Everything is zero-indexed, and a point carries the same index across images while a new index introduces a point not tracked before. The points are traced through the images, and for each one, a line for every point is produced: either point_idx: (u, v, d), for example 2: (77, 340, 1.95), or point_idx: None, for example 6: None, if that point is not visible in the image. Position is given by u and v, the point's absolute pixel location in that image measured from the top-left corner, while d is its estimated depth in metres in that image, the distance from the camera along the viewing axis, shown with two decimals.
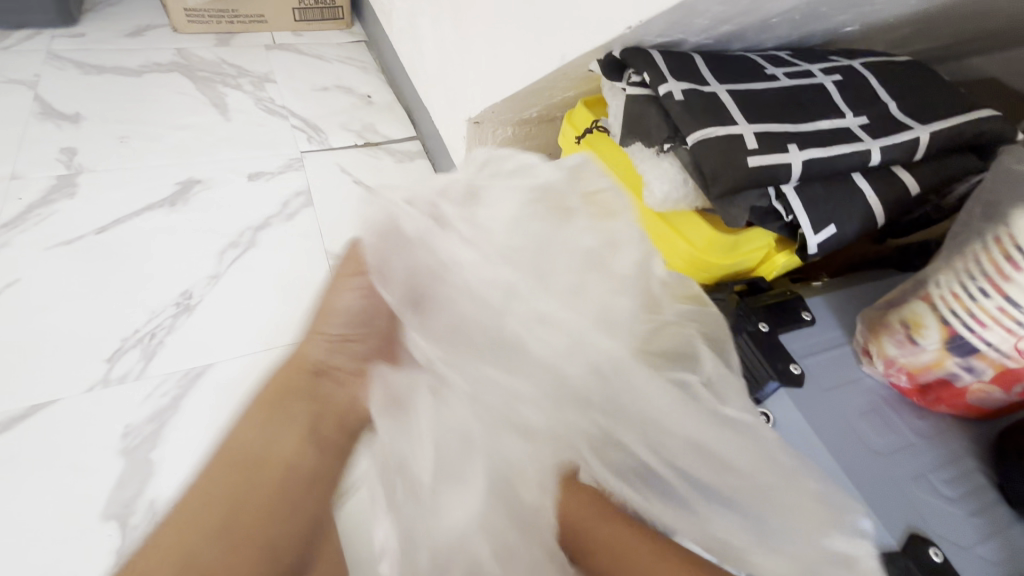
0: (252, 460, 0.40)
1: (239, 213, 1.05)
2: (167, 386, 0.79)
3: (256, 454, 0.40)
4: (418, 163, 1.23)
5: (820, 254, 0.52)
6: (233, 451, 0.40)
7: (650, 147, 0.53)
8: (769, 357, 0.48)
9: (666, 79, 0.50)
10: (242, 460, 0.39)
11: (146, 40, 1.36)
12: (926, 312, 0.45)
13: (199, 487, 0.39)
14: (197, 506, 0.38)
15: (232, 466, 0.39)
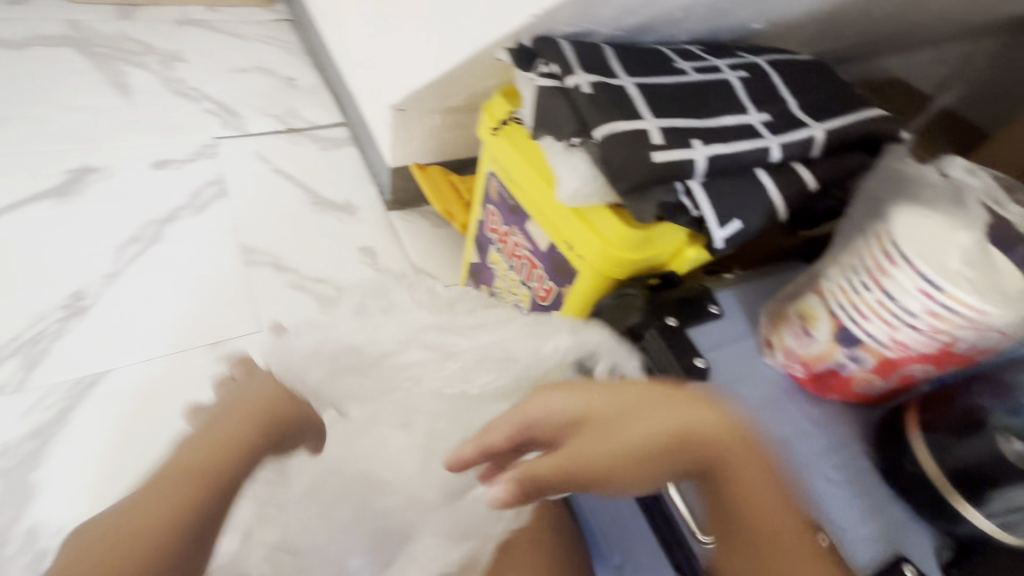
0: (193, 470, 0.39)
1: (141, 205, 0.96)
2: (52, 398, 0.71)
3: (197, 464, 0.39)
4: (345, 151, 1.17)
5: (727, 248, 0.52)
6: (177, 468, 0.39)
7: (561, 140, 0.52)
8: (676, 351, 0.49)
9: (574, 70, 0.49)
10: (186, 472, 0.38)
11: (30, 8, 1.21)
12: (818, 305, 0.47)
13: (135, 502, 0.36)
14: (133, 516, 0.35)
15: (177, 479, 0.38)
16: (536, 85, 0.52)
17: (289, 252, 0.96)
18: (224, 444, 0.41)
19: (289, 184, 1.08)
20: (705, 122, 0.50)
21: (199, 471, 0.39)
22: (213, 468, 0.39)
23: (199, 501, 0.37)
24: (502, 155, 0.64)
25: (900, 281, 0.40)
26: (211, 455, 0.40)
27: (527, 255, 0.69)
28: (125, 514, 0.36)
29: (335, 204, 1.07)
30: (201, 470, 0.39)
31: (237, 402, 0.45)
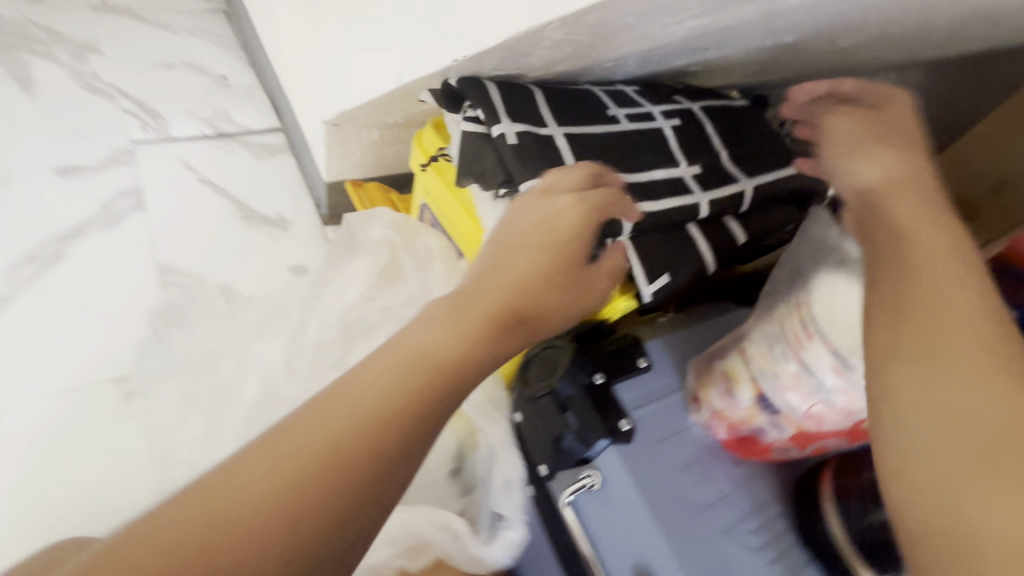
0: (385, 414, 0.30)
1: (41, 220, 0.87)
2: None
3: (386, 410, 0.31)
4: (280, 160, 1.08)
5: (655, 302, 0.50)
6: (371, 404, 0.31)
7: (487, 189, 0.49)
8: (600, 412, 0.48)
9: (500, 118, 0.48)
10: (359, 429, 0.29)
11: None
12: (743, 367, 0.46)
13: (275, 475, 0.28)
14: (255, 505, 0.27)
15: (346, 440, 0.29)
16: (462, 131, 0.50)
17: (213, 273, 0.90)
18: (366, 404, 0.30)
19: (216, 196, 1.00)
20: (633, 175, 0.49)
21: (364, 437, 0.29)
22: (406, 404, 0.31)
23: (348, 477, 0.28)
24: (434, 191, 0.61)
25: (815, 357, 0.40)
26: (400, 394, 0.31)
27: None
28: (240, 479, 0.27)
29: (267, 218, 1.00)
30: (405, 410, 0.31)
31: (461, 310, 0.35)
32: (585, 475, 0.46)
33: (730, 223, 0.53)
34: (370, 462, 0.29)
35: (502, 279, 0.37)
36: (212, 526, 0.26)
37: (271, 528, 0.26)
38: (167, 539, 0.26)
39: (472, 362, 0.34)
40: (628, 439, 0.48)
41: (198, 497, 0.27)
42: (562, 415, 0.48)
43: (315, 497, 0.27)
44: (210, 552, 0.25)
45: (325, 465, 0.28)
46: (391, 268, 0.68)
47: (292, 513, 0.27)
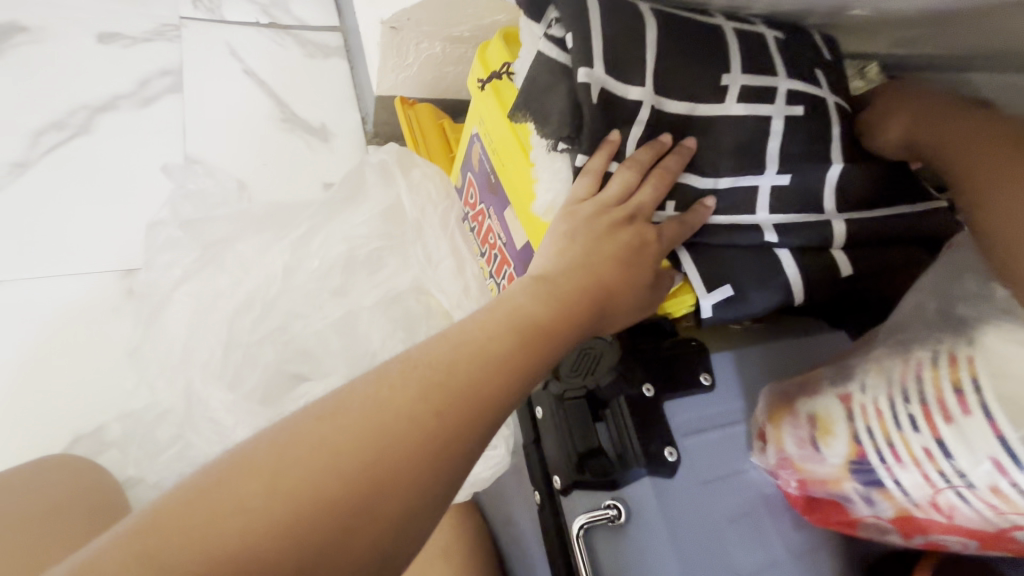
0: (449, 402, 0.27)
1: (72, 86, 0.81)
2: None
3: (440, 406, 0.26)
4: (333, 62, 0.98)
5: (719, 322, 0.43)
6: (418, 402, 0.26)
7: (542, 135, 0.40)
8: (641, 434, 0.38)
9: (592, 62, 0.37)
10: (398, 430, 0.25)
11: None
12: (838, 416, 0.35)
13: (311, 460, 0.24)
14: (290, 505, 0.22)
15: (374, 439, 0.25)
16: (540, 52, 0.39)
17: (241, 176, 0.83)
18: (422, 392, 0.26)
19: (257, 92, 0.91)
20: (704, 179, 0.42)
21: (409, 434, 0.25)
22: (506, 362, 0.29)
23: (455, 425, 0.26)
24: (488, 116, 0.51)
25: (966, 437, 0.29)
26: (499, 360, 0.29)
27: (499, 248, 0.56)
28: (348, 411, 0.25)
29: (309, 125, 0.91)
30: (505, 371, 0.29)
31: (521, 313, 0.32)
32: (607, 505, 0.37)
33: (830, 249, 0.43)
34: (479, 407, 0.27)
35: (589, 268, 0.38)
36: (318, 458, 0.24)
37: (380, 468, 0.24)
38: (266, 470, 0.23)
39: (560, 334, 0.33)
40: (670, 473, 0.38)
41: (294, 429, 0.25)
42: (591, 424, 0.39)
43: (427, 441, 0.25)
44: (324, 485, 0.23)
45: (433, 411, 0.26)
46: (395, 212, 0.62)
47: (406, 452, 0.25)
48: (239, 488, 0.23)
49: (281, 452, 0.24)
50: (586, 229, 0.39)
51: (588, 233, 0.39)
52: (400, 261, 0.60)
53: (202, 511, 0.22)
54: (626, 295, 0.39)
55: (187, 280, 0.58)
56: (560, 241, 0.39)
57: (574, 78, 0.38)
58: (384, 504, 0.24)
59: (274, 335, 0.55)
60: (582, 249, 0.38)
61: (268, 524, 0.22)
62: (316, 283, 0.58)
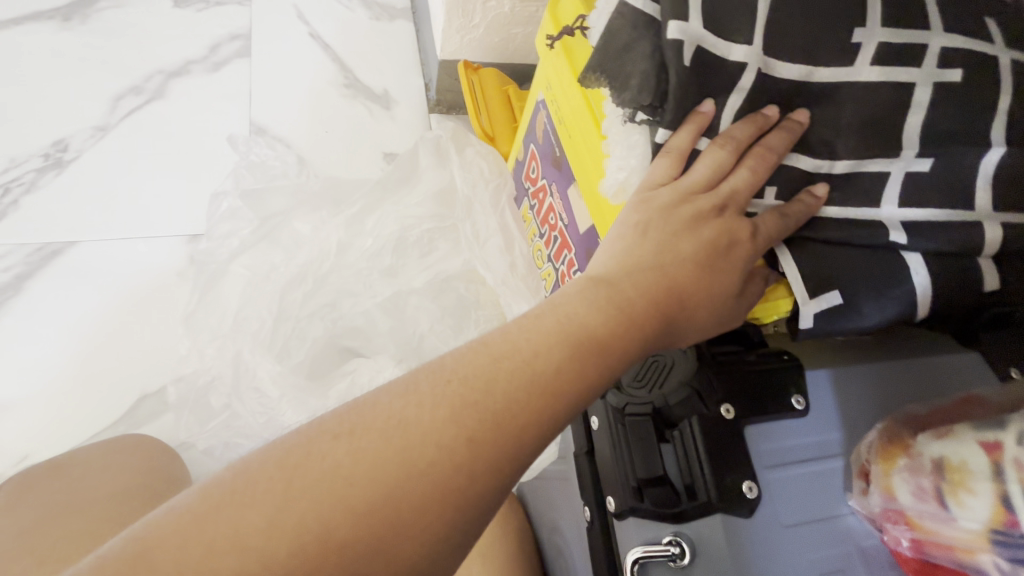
0: (484, 428, 0.23)
1: (150, 51, 0.82)
2: (14, 259, 0.65)
3: (473, 431, 0.23)
4: (399, 25, 0.96)
5: (820, 335, 0.36)
6: (446, 426, 0.22)
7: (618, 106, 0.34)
8: (716, 465, 0.33)
9: (686, 15, 0.30)
10: (420, 459, 0.22)
11: None
12: (980, 471, 0.28)
13: (322, 487, 0.21)
14: (297, 539, 0.20)
15: (395, 466, 0.21)
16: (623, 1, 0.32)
17: (304, 143, 0.82)
18: (454, 412, 0.23)
19: (323, 57, 0.90)
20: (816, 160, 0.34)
21: (436, 464, 0.22)
22: (553, 383, 0.25)
23: (491, 456, 0.23)
24: (558, 80, 0.45)
25: None
26: (543, 379, 0.25)
27: (560, 230, 0.50)
28: (367, 431, 0.22)
29: (371, 92, 0.89)
30: (552, 392, 0.25)
31: (569, 325, 0.27)
32: (668, 541, 0.32)
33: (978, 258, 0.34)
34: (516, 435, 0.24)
35: (660, 270, 0.31)
36: (329, 489, 0.21)
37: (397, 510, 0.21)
38: (270, 502, 0.21)
39: (619, 349, 0.28)
40: (748, 512, 0.32)
41: (303, 453, 0.22)
42: (656, 445, 0.34)
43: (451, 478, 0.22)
44: (333, 523, 0.20)
45: (462, 440, 0.22)
46: (448, 196, 0.59)
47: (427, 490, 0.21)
48: (239, 522, 0.20)
49: (290, 479, 0.21)
50: (656, 222, 0.33)
51: (662, 227, 0.33)
52: (451, 248, 0.56)
53: (202, 541, 0.20)
54: (704, 305, 0.32)
55: (243, 252, 0.57)
56: (625, 234, 0.34)
57: (662, 33, 0.31)
58: (397, 548, 0.21)
59: (324, 312, 0.54)
60: (652, 246, 0.32)
61: (273, 560, 0.20)
62: (369, 264, 0.55)
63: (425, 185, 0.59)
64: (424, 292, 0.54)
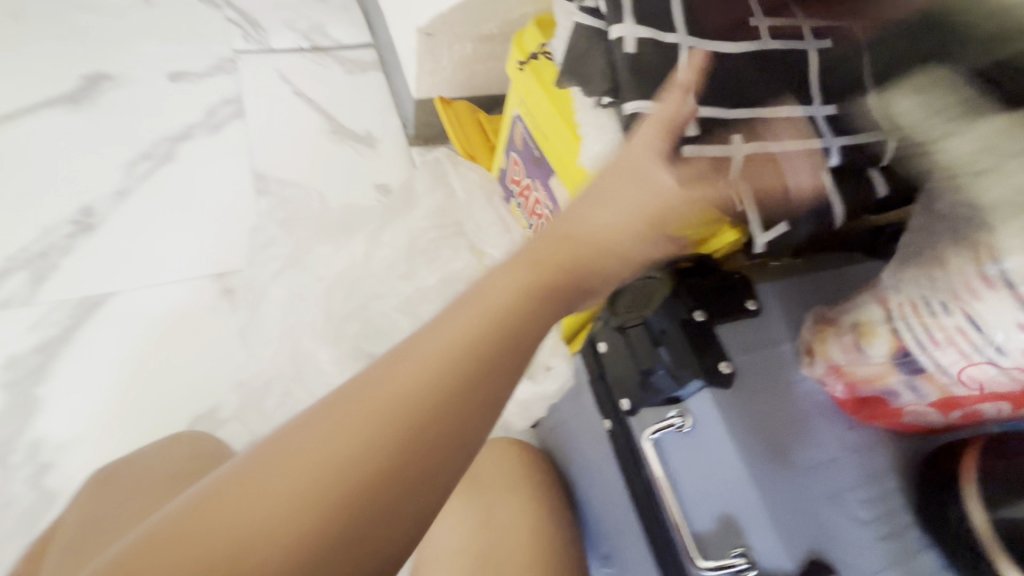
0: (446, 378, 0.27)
1: (155, 122, 0.91)
2: (57, 315, 0.71)
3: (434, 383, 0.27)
4: (370, 76, 1.09)
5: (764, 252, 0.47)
6: (408, 372, 0.27)
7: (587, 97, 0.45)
8: (700, 353, 0.43)
9: (622, 19, 0.41)
10: (386, 413, 0.26)
11: None
12: (877, 318, 0.39)
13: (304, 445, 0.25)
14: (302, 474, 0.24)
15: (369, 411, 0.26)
16: (576, 23, 0.44)
17: (305, 185, 0.91)
18: (414, 363, 0.27)
19: (309, 110, 1.01)
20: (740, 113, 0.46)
21: (405, 406, 0.26)
22: (501, 329, 0.29)
23: (451, 406, 0.27)
24: (530, 97, 0.56)
25: (989, 309, 0.31)
26: (492, 331, 0.29)
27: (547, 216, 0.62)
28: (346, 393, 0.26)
29: (355, 134, 1.00)
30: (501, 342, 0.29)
31: (518, 274, 0.32)
32: (672, 417, 0.43)
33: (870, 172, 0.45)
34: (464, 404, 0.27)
35: (630, 194, 0.34)
36: (316, 460, 0.25)
37: (371, 475, 0.25)
38: (266, 483, 0.24)
39: (577, 275, 0.33)
40: (727, 385, 0.42)
41: (289, 437, 0.26)
42: (653, 349, 0.44)
43: (415, 439, 0.26)
44: (328, 467, 0.24)
45: (421, 405, 0.26)
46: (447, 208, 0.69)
47: (398, 450, 0.25)
48: (243, 500, 0.24)
49: (282, 458, 0.25)
50: (623, 164, 0.35)
51: (628, 168, 0.35)
52: (456, 250, 0.66)
53: (222, 509, 0.24)
54: (662, 237, 0.36)
55: (280, 275, 0.66)
56: (598, 182, 0.36)
57: (608, 37, 0.42)
58: (379, 495, 0.25)
59: (358, 315, 0.63)
60: (613, 180, 0.35)
61: (284, 513, 0.24)
62: (389, 271, 0.65)
63: (427, 201, 0.70)
64: (440, 286, 0.64)
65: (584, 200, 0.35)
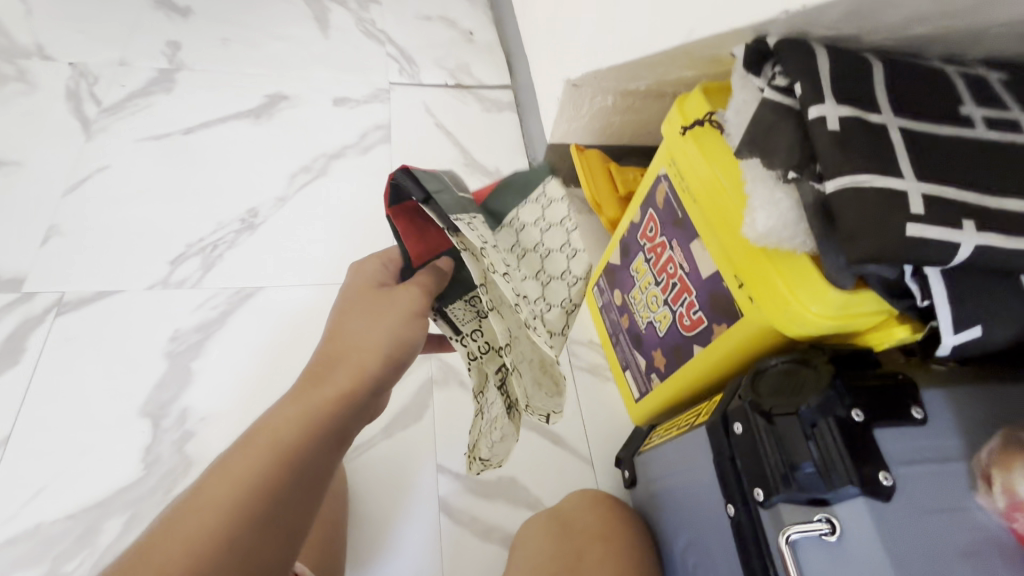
0: None
1: (318, 139, 1.03)
2: (217, 300, 0.80)
3: None
4: (505, 115, 1.16)
5: (954, 356, 0.42)
6: None
7: (772, 170, 0.44)
8: (857, 456, 0.40)
9: (822, 98, 0.40)
10: None
11: None
12: None
13: None
14: None
15: None
16: (766, 98, 0.44)
17: None
18: None
19: (447, 142, 1.09)
20: (962, 193, 0.38)
21: None
22: None
23: None
24: (686, 163, 0.56)
25: None
26: None
27: (679, 276, 0.62)
28: None
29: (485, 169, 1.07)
30: None
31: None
32: (820, 519, 0.40)
33: None
34: (312, 436, 0.40)
35: (379, 323, 0.47)
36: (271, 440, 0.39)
37: (297, 494, 0.38)
38: (231, 486, 0.36)
39: (368, 378, 0.44)
40: (886, 498, 0.39)
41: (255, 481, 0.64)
42: (804, 443, 0.41)
43: (287, 446, 0.39)
44: None
45: (303, 431, 0.40)
46: None
47: (308, 450, 0.39)
48: (219, 477, 0.37)
49: (240, 448, 0.39)
50: (358, 298, 0.48)
51: (358, 304, 0.48)
52: None
53: None
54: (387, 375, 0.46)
55: None
56: (348, 306, 0.49)
57: (803, 116, 0.41)
58: None
59: None
60: (354, 317, 0.47)
61: None
62: None
63: None
64: None
65: (358, 319, 0.47)
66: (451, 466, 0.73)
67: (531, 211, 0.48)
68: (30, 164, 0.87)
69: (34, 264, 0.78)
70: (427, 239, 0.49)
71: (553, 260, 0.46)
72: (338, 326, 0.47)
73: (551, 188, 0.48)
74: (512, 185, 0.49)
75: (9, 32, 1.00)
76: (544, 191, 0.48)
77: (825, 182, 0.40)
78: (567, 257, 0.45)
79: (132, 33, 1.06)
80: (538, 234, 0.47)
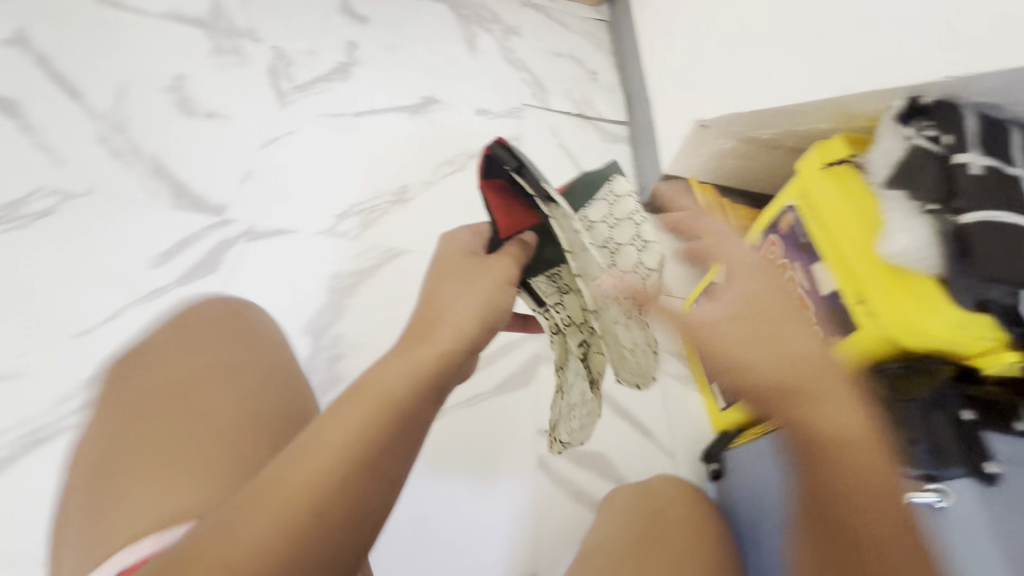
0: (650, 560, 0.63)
1: (460, 140, 1.18)
2: (369, 254, 0.93)
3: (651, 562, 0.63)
4: (619, 147, 1.29)
5: None
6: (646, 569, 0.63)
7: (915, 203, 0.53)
8: (968, 445, 0.48)
9: (969, 148, 0.50)
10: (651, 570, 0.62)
11: None
12: None
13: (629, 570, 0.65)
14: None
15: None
16: (915, 143, 0.53)
17: None
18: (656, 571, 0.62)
19: (566, 161, 1.24)
20: None
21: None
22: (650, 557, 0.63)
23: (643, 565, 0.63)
24: (821, 194, 0.66)
25: None
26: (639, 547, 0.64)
27: (800, 294, 0.70)
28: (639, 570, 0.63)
29: None
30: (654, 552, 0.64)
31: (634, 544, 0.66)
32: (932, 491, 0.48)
33: None
34: (886, 453, 0.36)
35: (474, 288, 0.49)
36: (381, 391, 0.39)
37: (906, 529, 0.34)
38: (352, 425, 0.37)
39: (466, 341, 0.47)
40: (993, 482, 0.47)
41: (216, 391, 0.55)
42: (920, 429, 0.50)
43: (394, 401, 0.39)
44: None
45: (411, 383, 0.41)
46: None
47: (415, 405, 0.40)
48: (330, 425, 0.36)
49: (347, 401, 0.38)
50: (450, 264, 0.51)
51: (452, 268, 0.51)
52: None
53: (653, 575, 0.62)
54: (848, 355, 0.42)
55: None
56: (433, 278, 0.51)
57: (950, 162, 0.51)
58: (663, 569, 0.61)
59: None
60: (447, 279, 0.50)
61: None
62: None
63: None
64: None
65: (447, 284, 0.50)
66: (551, 432, 0.82)
67: (599, 210, 0.55)
68: (236, 119, 1.05)
69: (234, 197, 0.93)
70: (515, 216, 0.53)
71: (623, 254, 0.53)
72: (426, 294, 0.50)
73: (617, 187, 0.56)
74: (577, 188, 0.56)
75: (229, 14, 1.21)
76: (612, 188, 0.56)
77: (962, 216, 0.49)
78: (636, 250, 0.54)
79: (322, 31, 1.26)
80: (608, 230, 0.54)
